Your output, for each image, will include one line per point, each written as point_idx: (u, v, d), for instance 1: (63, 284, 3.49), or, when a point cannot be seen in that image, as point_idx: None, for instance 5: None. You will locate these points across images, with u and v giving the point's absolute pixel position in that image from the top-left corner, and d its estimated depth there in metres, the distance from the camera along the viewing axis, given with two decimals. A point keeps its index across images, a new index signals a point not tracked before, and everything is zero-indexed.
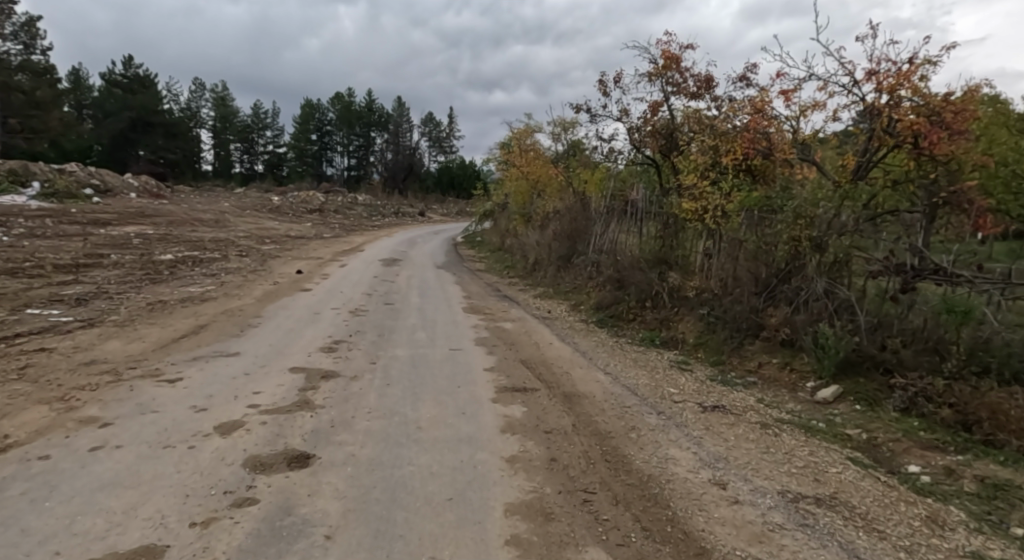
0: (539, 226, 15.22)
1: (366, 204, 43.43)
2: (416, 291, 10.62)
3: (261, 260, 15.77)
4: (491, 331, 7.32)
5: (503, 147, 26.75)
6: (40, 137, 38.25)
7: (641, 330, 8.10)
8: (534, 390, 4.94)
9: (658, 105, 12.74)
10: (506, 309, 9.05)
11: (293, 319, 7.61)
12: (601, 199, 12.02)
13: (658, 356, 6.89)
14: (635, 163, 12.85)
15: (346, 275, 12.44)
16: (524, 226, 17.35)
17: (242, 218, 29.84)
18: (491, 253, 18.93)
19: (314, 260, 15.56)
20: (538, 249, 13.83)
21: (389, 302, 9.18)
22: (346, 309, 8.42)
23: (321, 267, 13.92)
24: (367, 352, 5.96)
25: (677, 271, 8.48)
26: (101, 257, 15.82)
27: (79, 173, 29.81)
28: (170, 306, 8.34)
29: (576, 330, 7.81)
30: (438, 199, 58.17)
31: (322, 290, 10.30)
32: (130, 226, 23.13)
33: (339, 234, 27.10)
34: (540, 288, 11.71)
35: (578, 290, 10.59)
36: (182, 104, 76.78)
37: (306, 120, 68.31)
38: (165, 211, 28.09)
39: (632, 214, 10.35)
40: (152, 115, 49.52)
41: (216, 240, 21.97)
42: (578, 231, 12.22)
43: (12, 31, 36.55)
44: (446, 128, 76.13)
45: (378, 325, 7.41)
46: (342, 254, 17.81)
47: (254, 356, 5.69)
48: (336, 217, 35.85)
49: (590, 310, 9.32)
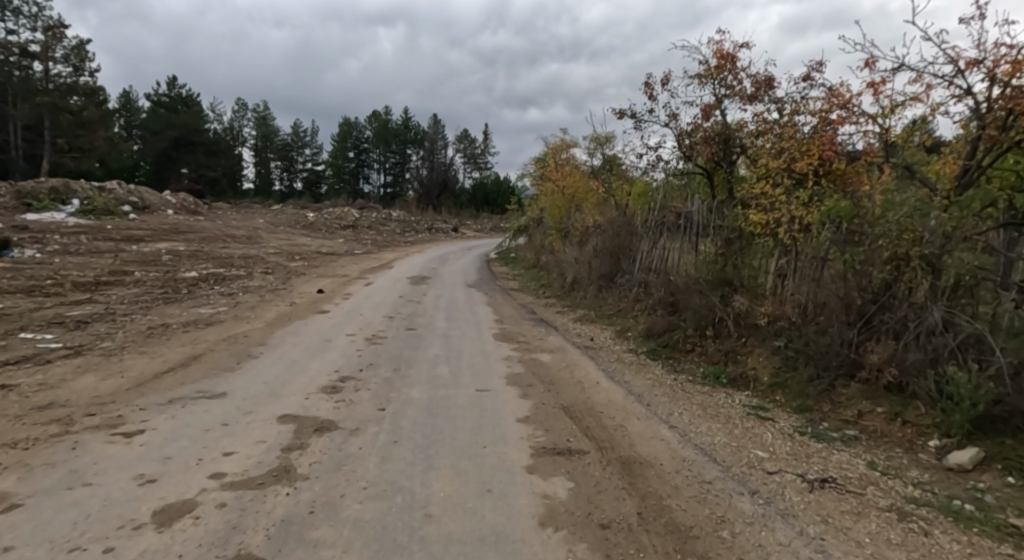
0: (578, 241, 14.12)
1: (399, 220, 43.28)
2: (442, 313, 9.62)
3: (284, 278, 15.20)
4: (526, 365, 6.19)
5: (538, 161, 25.84)
6: (87, 156, 40.42)
7: (702, 364, 6.87)
8: (582, 453, 3.79)
9: (709, 109, 11.72)
10: (542, 336, 7.94)
11: (300, 348, 6.69)
12: (647, 212, 10.88)
13: (729, 400, 5.64)
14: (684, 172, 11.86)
15: (370, 295, 11.62)
16: (561, 242, 16.27)
17: (274, 234, 29.79)
18: (525, 270, 17.89)
19: (338, 278, 14.89)
20: (576, 267, 12.74)
21: (411, 327, 8.19)
22: (361, 336, 7.46)
23: (344, 285, 13.16)
24: (376, 395, 4.94)
25: (744, 295, 7.22)
26: (126, 275, 15.54)
27: (119, 191, 30.54)
28: (170, 331, 7.58)
29: (625, 364, 6.65)
30: (472, 215, 57.69)
31: (340, 312, 9.41)
32: (162, 243, 23.23)
33: (370, 251, 26.57)
34: (579, 310, 10.59)
35: (624, 314, 9.41)
36: (225, 125, 79.32)
37: (343, 138, 69.31)
38: (199, 227, 28.36)
39: (686, 229, 9.15)
40: (194, 134, 51.12)
41: (246, 256, 21.77)
42: (623, 247, 11.07)
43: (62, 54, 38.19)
44: (481, 145, 76.17)
45: (395, 356, 6.40)
46: (369, 271, 17.11)
47: (242, 398, 4.75)
48: (368, 233, 35.57)
49: (639, 338, 8.15)
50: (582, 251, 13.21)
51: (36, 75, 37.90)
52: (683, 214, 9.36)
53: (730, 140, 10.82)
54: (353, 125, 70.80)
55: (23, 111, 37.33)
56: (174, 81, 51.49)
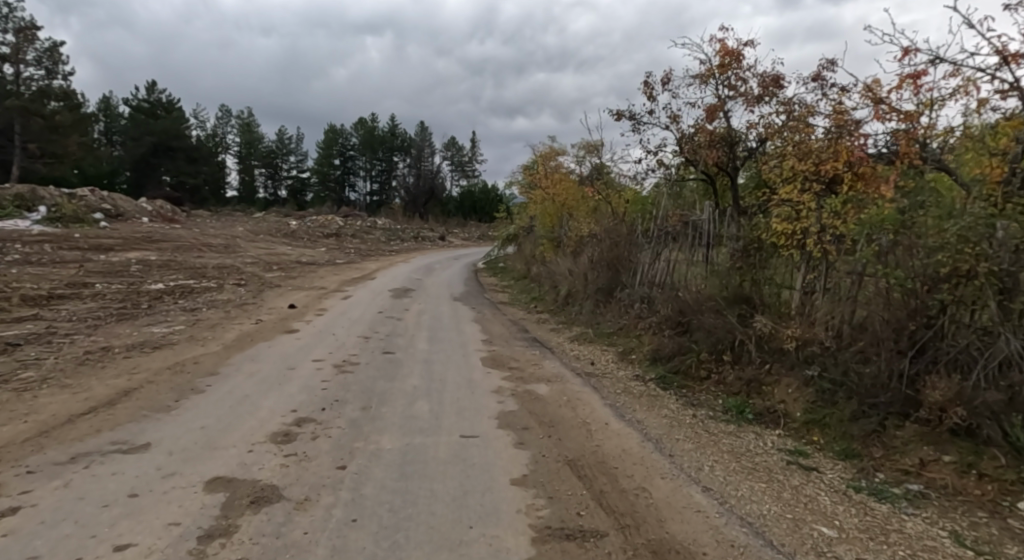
0: (572, 252, 13.25)
1: (385, 228, 42.26)
2: (425, 332, 8.70)
3: (257, 291, 14.17)
4: (520, 400, 5.29)
5: (528, 168, 25.04)
6: (61, 163, 38.87)
7: (721, 395, 6.03)
8: (600, 538, 2.88)
9: (713, 110, 11.13)
10: (537, 359, 7.06)
11: (258, 378, 5.74)
12: (649, 221, 10.09)
13: (761, 444, 4.78)
14: (689, 176, 11.28)
15: (347, 310, 10.66)
16: (553, 252, 15.38)
17: (254, 243, 28.65)
18: (515, 282, 17.01)
19: (315, 291, 13.88)
20: (571, 280, 11.89)
21: (390, 350, 7.26)
22: (332, 362, 6.52)
23: (320, 299, 12.19)
24: (338, 446, 4.00)
25: (767, 315, 6.40)
26: (85, 287, 14.43)
27: (90, 198, 29.28)
28: (109, 356, 6.58)
29: (634, 395, 5.79)
30: (460, 224, 56.74)
31: (311, 331, 8.45)
32: (132, 252, 22.05)
33: (353, 260, 25.55)
34: (576, 328, 9.69)
35: (627, 334, 8.53)
36: (208, 131, 77.85)
37: (329, 145, 68.21)
38: (174, 235, 27.17)
39: (694, 239, 8.34)
40: (174, 140, 49.82)
41: (220, 266, 20.66)
42: (623, 259, 10.23)
43: (34, 56, 36.91)
44: (469, 153, 75.55)
45: (368, 389, 5.46)
46: (349, 283, 16.13)
47: (169, 451, 3.79)
48: (352, 242, 34.52)
49: (645, 362, 7.30)
50: (576, 262, 12.35)
51: (6, 78, 36.54)
52: (690, 223, 8.56)
53: (734, 145, 10.33)
54: (339, 133, 69.77)
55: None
56: (153, 86, 50.31)
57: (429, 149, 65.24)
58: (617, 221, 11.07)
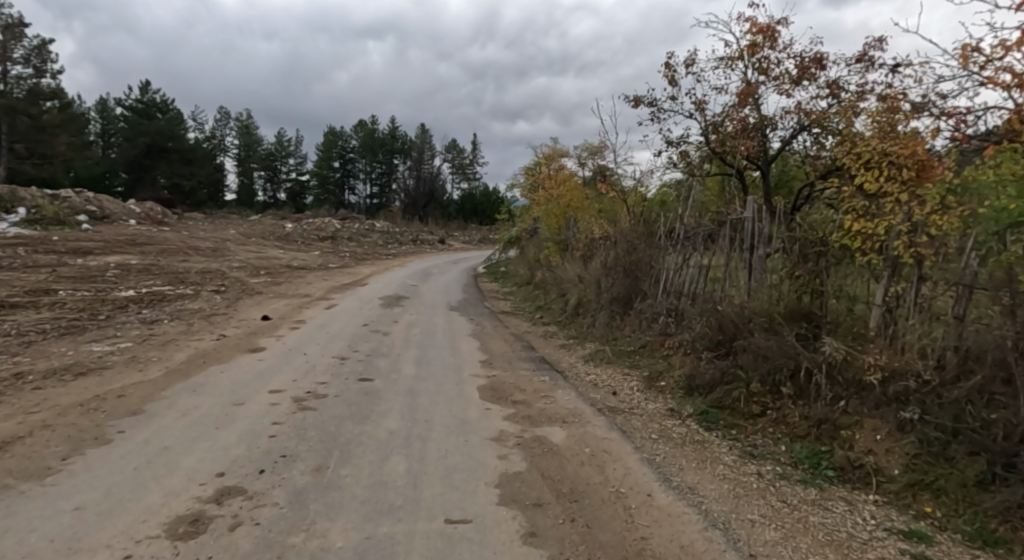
0: (582, 255, 11.96)
1: (383, 231, 41.06)
2: (414, 351, 7.41)
3: (234, 298, 12.90)
4: (528, 454, 4.00)
5: (532, 168, 23.78)
6: (49, 163, 37.74)
7: (783, 440, 4.77)
8: None
9: (746, 95, 10.02)
10: (548, 389, 5.77)
11: (190, 418, 4.45)
12: (673, 221, 8.86)
13: (860, 521, 3.49)
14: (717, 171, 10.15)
15: (328, 323, 9.38)
16: (561, 256, 14.09)
17: (244, 247, 27.40)
18: (517, 289, 15.77)
19: (298, 299, 12.63)
20: (581, 287, 10.63)
21: (367, 377, 5.97)
22: (293, 394, 5.24)
23: (301, 309, 10.93)
24: (264, 545, 2.70)
25: (838, 338, 5.17)
26: (48, 294, 13.16)
27: (75, 198, 28.12)
28: (18, 384, 5.31)
29: (675, 443, 4.49)
30: (461, 227, 55.49)
31: (279, 350, 7.15)
32: (112, 256, 20.83)
33: (347, 265, 24.26)
34: (589, 344, 8.40)
35: (652, 354, 7.25)
36: (206, 133, 76.76)
37: (329, 147, 67.12)
38: (161, 238, 25.96)
39: (732, 241, 7.08)
40: (168, 141, 48.73)
41: (204, 270, 19.42)
42: (645, 266, 8.96)
43: (22, 54, 35.79)
44: (471, 156, 74.48)
45: (329, 438, 4.16)
46: (337, 289, 14.84)
47: (1, 557, 2.50)
48: (348, 245, 33.26)
49: (678, 391, 6.03)
50: (588, 268, 11.06)
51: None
52: (727, 222, 7.34)
53: (768, 137, 9.29)
54: (338, 135, 68.72)
55: None
56: (146, 86, 49.22)
57: (429, 151, 64.10)
58: (635, 221, 9.86)
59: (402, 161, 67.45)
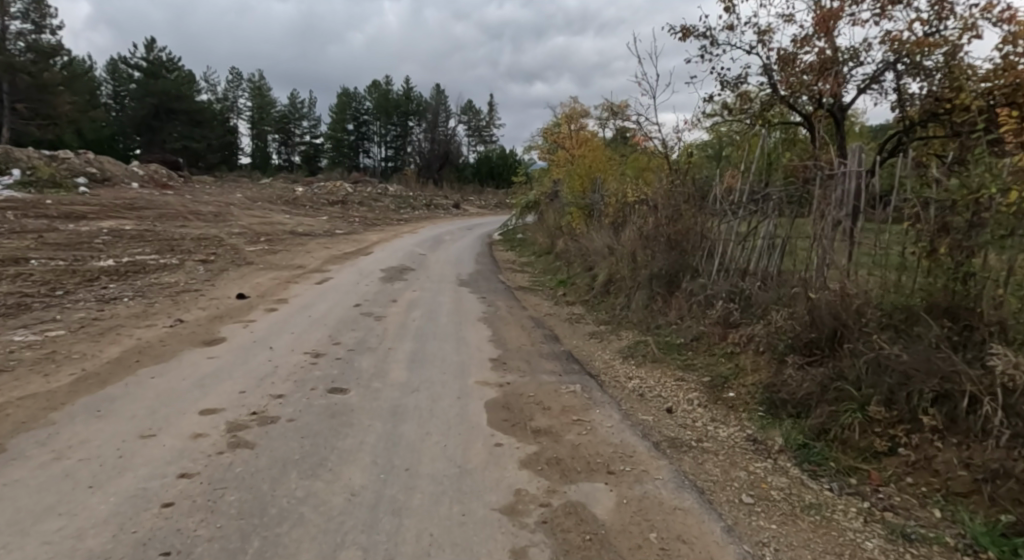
0: (612, 222, 10.28)
1: (396, 195, 39.48)
2: (408, 343, 5.93)
3: (220, 269, 11.54)
4: (559, 544, 2.51)
5: (552, 126, 21.80)
6: (52, 124, 36.58)
7: (938, 502, 3.17)
8: None
9: (824, 22, 8.04)
10: (580, 408, 4.26)
11: (62, 464, 3.04)
12: (730, 182, 7.15)
13: None
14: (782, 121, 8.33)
15: (313, 302, 7.97)
16: (586, 223, 12.38)
17: (248, 211, 26.07)
18: (536, 259, 14.22)
19: (290, 271, 11.24)
20: (611, 261, 9.04)
21: (340, 387, 4.52)
22: (231, 417, 3.80)
23: (288, 283, 9.53)
24: None
25: (1011, 349, 3.52)
26: (18, 263, 11.93)
27: (74, 160, 26.95)
28: None
29: (780, 512, 2.96)
30: (477, 191, 53.62)
31: (241, 343, 5.73)
32: (107, 221, 19.66)
33: (355, 231, 22.82)
34: (626, 333, 6.86)
35: (711, 352, 5.67)
36: (216, 95, 74.93)
37: (342, 109, 65.04)
38: (162, 201, 24.75)
39: (817, 203, 5.39)
40: (175, 101, 47.25)
41: (200, 237, 18.14)
42: (695, 236, 7.29)
43: (18, 8, 34.18)
44: (487, 117, 71.93)
45: (253, 508, 2.71)
46: (336, 259, 13.41)
47: None
48: (358, 210, 31.81)
49: (756, 410, 4.48)
50: (621, 239, 9.41)
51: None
52: (812, 181, 5.63)
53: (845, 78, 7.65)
54: (351, 96, 66.52)
55: None
56: (152, 44, 47.40)
57: (445, 112, 61.76)
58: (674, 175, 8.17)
59: (416, 123, 65.15)
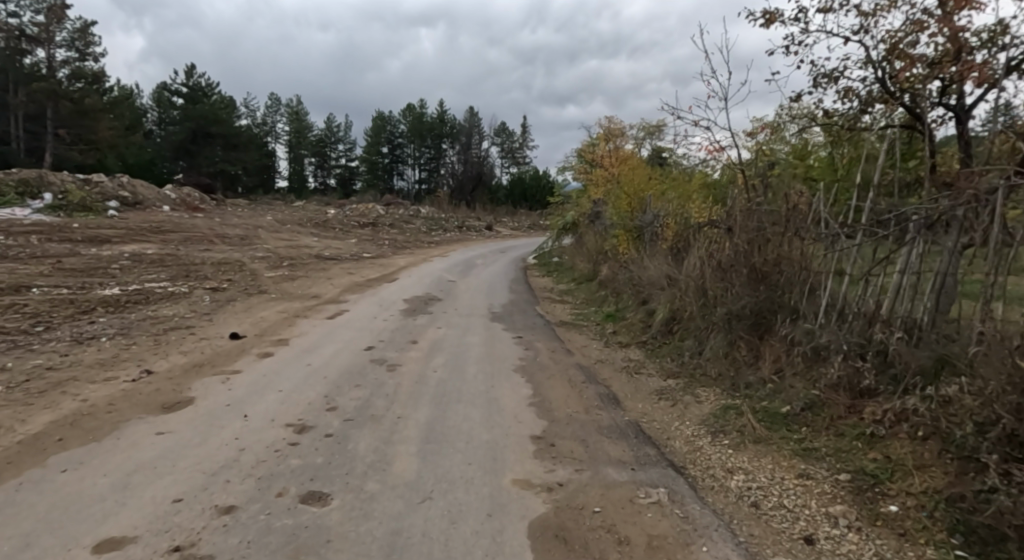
0: (669, 247, 8.77)
1: (428, 217, 38.75)
2: (425, 410, 4.52)
3: (227, 299, 10.51)
4: None
5: (588, 143, 20.50)
6: (93, 149, 37.55)
7: None
8: None
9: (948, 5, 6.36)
10: (676, 545, 2.75)
11: None
12: (832, 202, 5.60)
13: None
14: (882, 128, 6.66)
15: (317, 345, 6.70)
16: (635, 246, 10.87)
17: (276, 234, 25.53)
18: (576, 288, 12.80)
19: (303, 302, 10.10)
20: (673, 295, 7.55)
21: (320, 492, 3.12)
22: (140, 555, 2.46)
23: (294, 318, 8.34)
24: None
25: None
26: (20, 291, 11.21)
27: (108, 183, 27.19)
28: None
29: None
30: (509, 212, 52.58)
31: (209, 406, 4.44)
32: (130, 245, 19.34)
33: (382, 255, 21.86)
34: (707, 395, 5.31)
35: (839, 433, 4.07)
36: (255, 121, 76.92)
37: (376, 132, 65.56)
38: (189, 225, 24.51)
39: (981, 222, 3.83)
40: (212, 125, 48.30)
41: (220, 262, 17.45)
42: (790, 266, 5.72)
43: (65, 37, 35.40)
44: (520, 139, 71.50)
45: None
46: (356, 288, 12.28)
47: None
48: (387, 233, 31.01)
49: (952, 547, 2.85)
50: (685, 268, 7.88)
51: (38, 62, 35.19)
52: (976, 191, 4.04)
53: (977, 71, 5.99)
54: (386, 119, 67.08)
55: (24, 100, 34.67)
56: (191, 70, 48.84)
57: (478, 134, 61.46)
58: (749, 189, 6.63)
59: (448, 144, 64.97)
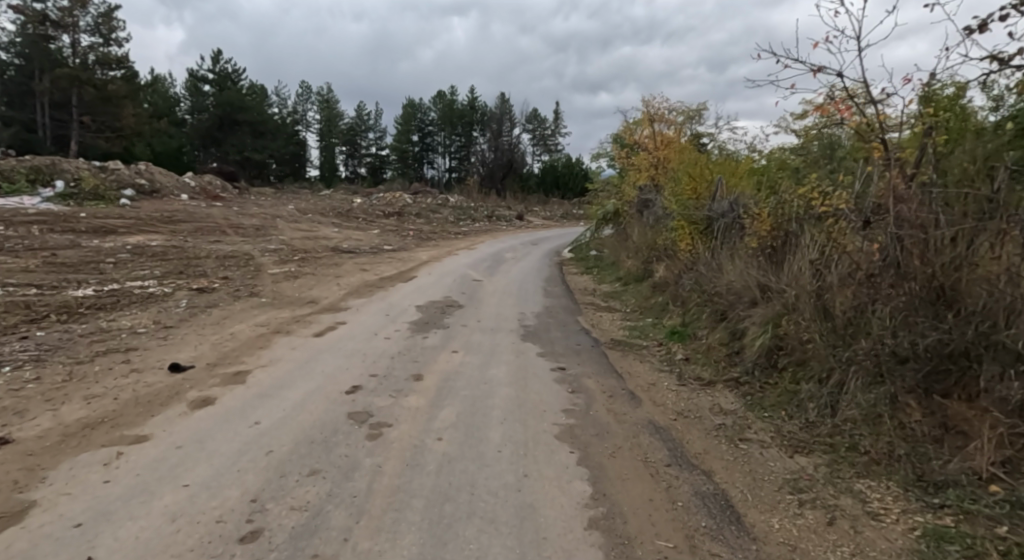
0: (756, 246, 6.54)
1: (456, 205, 36.95)
2: (408, 548, 2.54)
3: (206, 305, 8.81)
4: None
5: (629, 123, 18.16)
6: (120, 137, 37.21)
7: None
8: None
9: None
10: None
11: None
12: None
13: None
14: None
15: (282, 385, 4.83)
16: (704, 241, 8.57)
17: (294, 225, 24.09)
18: (624, 290, 10.65)
19: (292, 310, 8.31)
20: (775, 313, 5.41)
21: None
22: None
23: (270, 337, 6.53)
24: None
25: None
26: None
27: (125, 171, 26.36)
28: None
29: None
30: (541, 201, 50.20)
31: (44, 528, 2.59)
32: (136, 237, 18.17)
33: (404, 247, 20.10)
34: (881, 499, 3.09)
35: None
36: (285, 109, 76.53)
37: (404, 119, 64.00)
38: (204, 214, 23.38)
39: None
40: (238, 113, 47.67)
41: (225, 256, 16.01)
42: (1009, 281, 3.45)
43: (88, 22, 34.95)
44: (553, 124, 68.99)
45: None
46: (364, 289, 10.48)
47: None
48: (412, 222, 29.24)
49: None
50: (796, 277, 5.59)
51: (63, 47, 34.80)
52: None
53: None
54: (416, 106, 65.51)
55: (49, 86, 34.28)
56: (217, 57, 48.25)
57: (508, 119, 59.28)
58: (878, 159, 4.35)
59: (477, 131, 62.80)
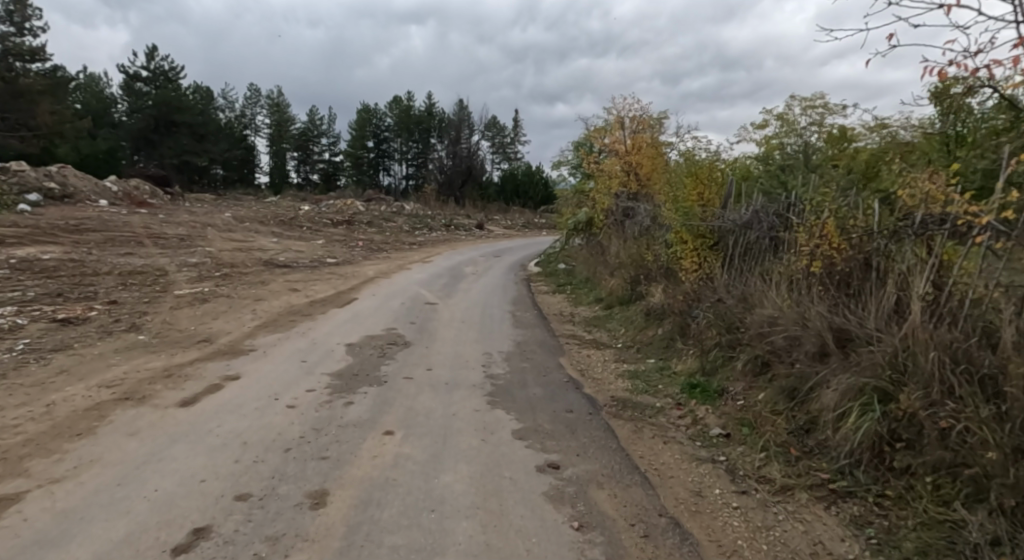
0: (810, 269, 4.71)
1: (412, 214, 34.72)
2: None
3: (53, 348, 6.38)
4: None
5: (600, 126, 16.47)
6: (36, 136, 33.38)
7: None
8: None
9: None
10: None
11: None
12: None
13: None
14: None
15: (57, 537, 2.63)
16: (717, 260, 6.77)
17: (227, 235, 21.38)
18: (608, 317, 8.77)
19: (171, 356, 6.02)
20: (873, 375, 3.51)
21: None
22: None
23: (104, 412, 4.26)
24: None
25: None
26: None
27: (31, 173, 23.06)
28: None
29: None
30: (501, 210, 48.45)
31: None
32: (24, 248, 15.23)
33: (351, 260, 17.76)
34: None
35: None
36: (231, 112, 72.40)
37: (358, 124, 61.15)
38: (121, 222, 20.43)
39: None
40: (175, 113, 44.09)
41: (131, 272, 13.38)
42: None
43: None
44: (513, 132, 67.63)
45: None
46: (285, 319, 8.22)
47: None
48: (363, 232, 26.82)
49: None
50: (895, 319, 3.75)
51: None
52: None
53: None
54: (371, 111, 62.91)
55: None
56: (152, 52, 44.57)
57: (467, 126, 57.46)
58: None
59: (435, 137, 60.72)
